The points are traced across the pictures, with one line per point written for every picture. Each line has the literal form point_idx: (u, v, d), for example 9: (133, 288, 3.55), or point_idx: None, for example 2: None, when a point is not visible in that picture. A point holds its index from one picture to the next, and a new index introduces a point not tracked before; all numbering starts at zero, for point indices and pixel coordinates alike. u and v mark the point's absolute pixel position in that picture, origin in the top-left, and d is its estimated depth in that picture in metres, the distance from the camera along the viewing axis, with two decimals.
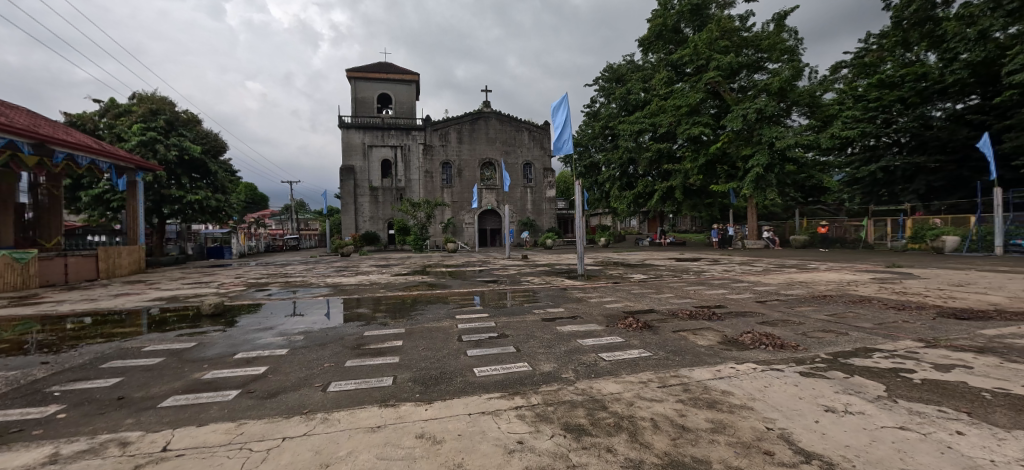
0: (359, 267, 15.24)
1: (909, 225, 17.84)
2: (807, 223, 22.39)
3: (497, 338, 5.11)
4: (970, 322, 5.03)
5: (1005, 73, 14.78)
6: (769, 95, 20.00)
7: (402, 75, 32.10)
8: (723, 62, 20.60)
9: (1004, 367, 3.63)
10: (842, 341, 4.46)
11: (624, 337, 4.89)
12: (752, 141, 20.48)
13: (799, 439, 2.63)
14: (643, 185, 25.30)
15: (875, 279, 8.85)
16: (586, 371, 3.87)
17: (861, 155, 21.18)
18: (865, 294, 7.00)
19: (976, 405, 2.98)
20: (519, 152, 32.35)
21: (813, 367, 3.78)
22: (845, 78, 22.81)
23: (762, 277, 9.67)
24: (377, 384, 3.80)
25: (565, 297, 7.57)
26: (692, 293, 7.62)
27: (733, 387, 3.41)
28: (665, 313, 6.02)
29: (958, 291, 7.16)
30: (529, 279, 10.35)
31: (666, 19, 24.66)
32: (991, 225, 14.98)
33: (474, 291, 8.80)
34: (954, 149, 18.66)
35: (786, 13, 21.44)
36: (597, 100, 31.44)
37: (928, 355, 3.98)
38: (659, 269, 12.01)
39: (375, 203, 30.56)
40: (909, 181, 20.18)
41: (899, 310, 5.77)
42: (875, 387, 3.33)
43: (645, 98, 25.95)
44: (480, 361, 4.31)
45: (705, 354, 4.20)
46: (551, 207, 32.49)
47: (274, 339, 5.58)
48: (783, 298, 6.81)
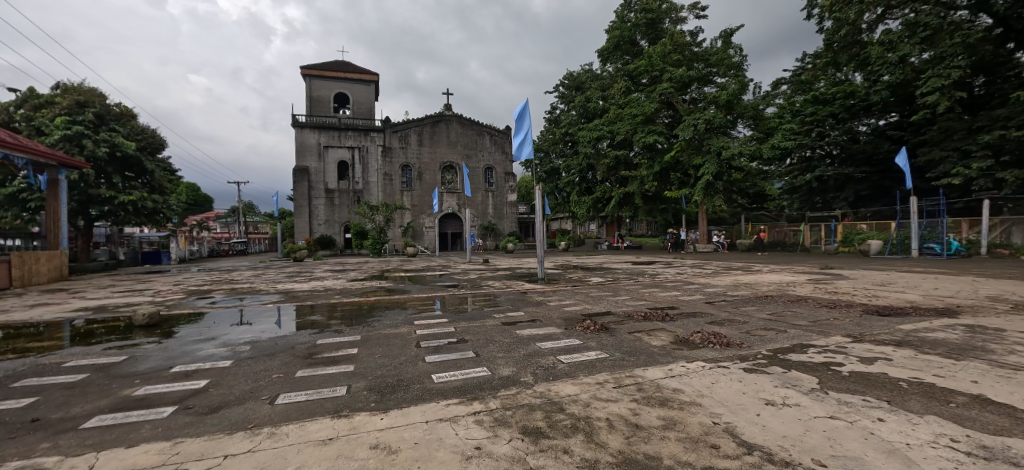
0: (313, 273, 14.63)
1: (840, 230, 19.44)
2: (751, 228, 24.07)
3: (456, 344, 5.04)
4: (890, 318, 5.55)
5: (920, 94, 16.41)
6: (718, 107, 21.20)
7: (361, 74, 31.29)
8: (675, 75, 21.69)
9: (918, 358, 4.01)
10: (781, 338, 4.77)
11: (582, 339, 4.98)
12: (703, 150, 21.59)
13: (742, 431, 2.77)
14: (601, 190, 26.01)
15: (810, 280, 9.56)
16: (544, 374, 3.90)
17: (798, 165, 22.82)
18: (802, 294, 7.54)
19: (895, 394, 3.28)
20: (480, 156, 32.33)
21: (756, 364, 4.01)
22: (784, 94, 24.56)
23: (711, 279, 10.18)
24: (329, 395, 3.63)
25: (525, 301, 7.61)
26: (647, 295, 7.89)
27: (683, 384, 3.55)
28: (620, 315, 6.19)
29: (881, 290, 7.88)
30: (490, 283, 10.33)
31: (623, 31, 25.76)
32: (908, 231, 16.59)
33: (434, 295, 8.68)
34: (877, 161, 20.57)
35: (732, 31, 22.81)
36: (558, 107, 32.06)
37: (855, 349, 4.33)
38: (616, 272, 12.37)
39: (331, 206, 29.50)
40: (839, 190, 22.02)
41: (831, 308, 6.26)
42: (809, 380, 3.59)
43: (603, 107, 26.74)
44: (438, 367, 4.23)
45: (658, 354, 4.35)
46: (512, 211, 32.69)
47: (217, 350, 5.22)
48: (730, 299, 7.22)
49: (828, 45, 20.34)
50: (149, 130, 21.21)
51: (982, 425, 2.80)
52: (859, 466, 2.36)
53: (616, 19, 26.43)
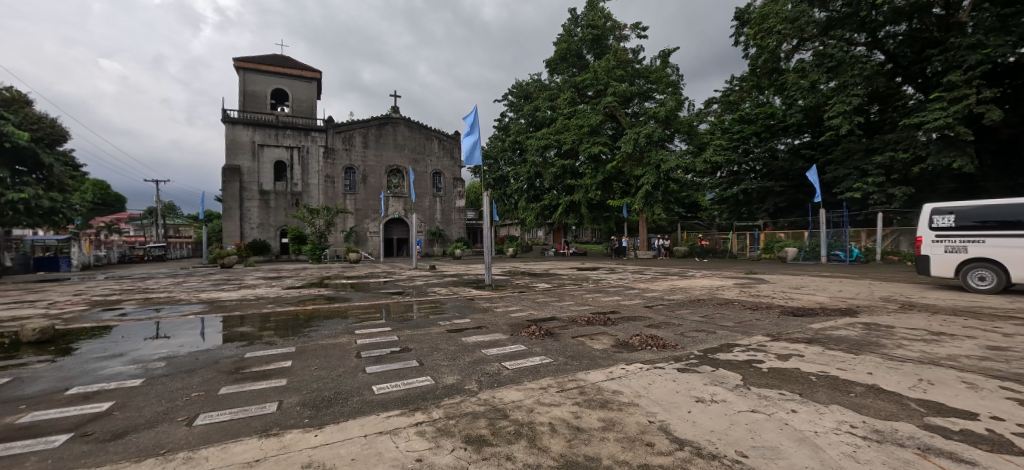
0: (244, 280, 13.56)
1: (762, 238, 21.30)
2: (687, 236, 25.70)
3: (399, 353, 4.88)
4: (802, 318, 6.17)
5: (828, 117, 18.29)
6: (657, 122, 22.51)
7: (301, 71, 29.76)
8: (618, 90, 22.79)
9: (825, 354, 4.48)
10: (711, 339, 5.11)
11: (527, 345, 5.01)
12: (642, 162, 22.75)
13: (674, 428, 2.93)
14: (549, 198, 26.60)
15: (736, 284, 10.37)
16: (489, 381, 3.88)
17: (727, 178, 24.81)
18: (729, 297, 8.18)
19: (806, 387, 3.62)
20: (429, 161, 31.85)
21: (688, 364, 4.26)
22: (715, 112, 26.61)
23: (650, 284, 10.73)
24: (257, 412, 3.35)
25: (472, 307, 7.54)
26: (591, 300, 8.16)
27: (622, 386, 3.69)
28: (565, 320, 6.31)
29: (796, 292, 8.72)
30: (436, 290, 10.16)
31: (570, 44, 26.93)
32: (818, 239, 18.58)
33: (377, 303, 8.35)
34: (794, 177, 22.84)
35: (669, 51, 24.41)
36: (507, 115, 32.49)
37: (774, 347, 4.74)
38: (562, 278, 12.67)
39: (265, 209, 27.60)
40: (761, 202, 24.17)
41: (754, 309, 6.83)
42: (734, 377, 3.87)
43: (551, 116, 27.47)
44: (379, 378, 4.07)
45: (600, 357, 4.49)
46: (461, 217, 32.45)
47: (126, 368, 4.65)
48: (667, 302, 7.64)
49: (751, 70, 22.26)
50: (47, 119, 18.67)
51: (874, 411, 3.17)
52: (776, 454, 2.57)
53: (563, 33, 27.58)
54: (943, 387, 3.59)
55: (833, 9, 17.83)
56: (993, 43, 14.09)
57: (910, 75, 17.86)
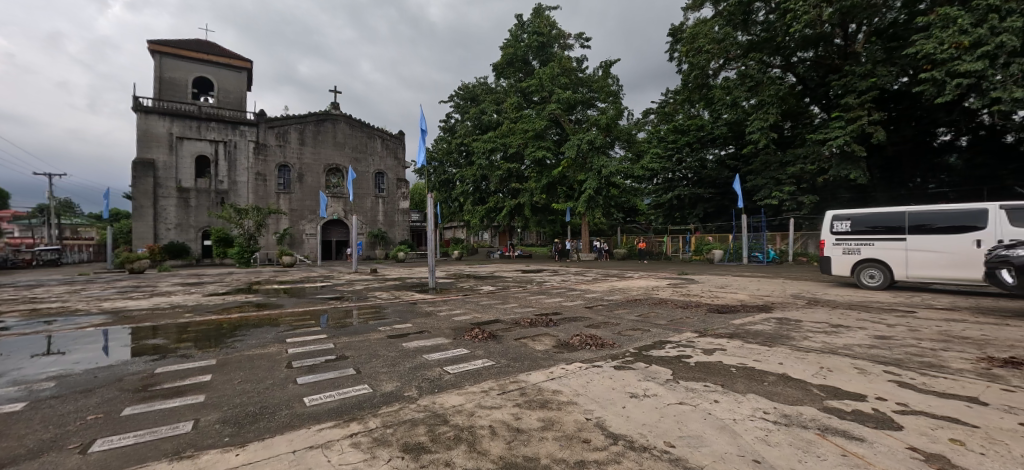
0: (159, 287, 12.25)
1: (693, 241, 22.87)
2: (626, 239, 26.92)
3: (334, 361, 4.64)
4: (725, 314, 6.70)
5: (749, 130, 20.06)
6: (598, 129, 23.47)
7: (229, 59, 27.53)
8: (562, 97, 23.52)
9: (744, 347, 4.89)
10: (645, 337, 5.38)
11: (469, 348, 4.98)
12: (585, 168, 23.50)
13: (609, 424, 3.04)
14: (494, 201, 26.69)
15: (669, 284, 11.08)
16: (429, 387, 3.80)
17: (662, 185, 26.43)
18: (662, 296, 8.70)
19: (727, 378, 3.93)
20: (371, 160, 30.69)
21: (624, 361, 4.45)
22: (651, 122, 28.25)
23: (590, 285, 11.13)
24: (168, 434, 3.02)
25: (414, 312, 7.36)
26: (534, 301, 8.29)
27: (562, 385, 3.78)
28: (508, 322, 6.36)
29: (721, 291, 9.48)
30: (377, 294, 9.81)
31: (517, 49, 27.40)
32: (740, 242, 20.34)
33: (312, 309, 7.90)
34: (721, 185, 24.74)
35: (611, 63, 25.58)
36: (453, 117, 32.28)
37: (700, 343, 5.09)
38: (506, 281, 12.77)
39: (184, 208, 25.16)
40: (692, 207, 25.96)
41: (684, 308, 7.32)
42: (665, 372, 4.11)
43: (497, 120, 27.74)
44: (311, 388, 3.84)
45: (541, 358, 4.57)
46: (404, 219, 31.66)
47: (2, 391, 4.00)
48: (606, 303, 7.96)
49: (683, 84, 23.86)
50: None
51: (784, 397, 3.51)
52: (699, 443, 2.76)
53: (510, 38, 28.03)
54: (840, 373, 4.05)
55: (753, 33, 19.68)
56: (880, 73, 16.22)
57: (817, 97, 20.12)
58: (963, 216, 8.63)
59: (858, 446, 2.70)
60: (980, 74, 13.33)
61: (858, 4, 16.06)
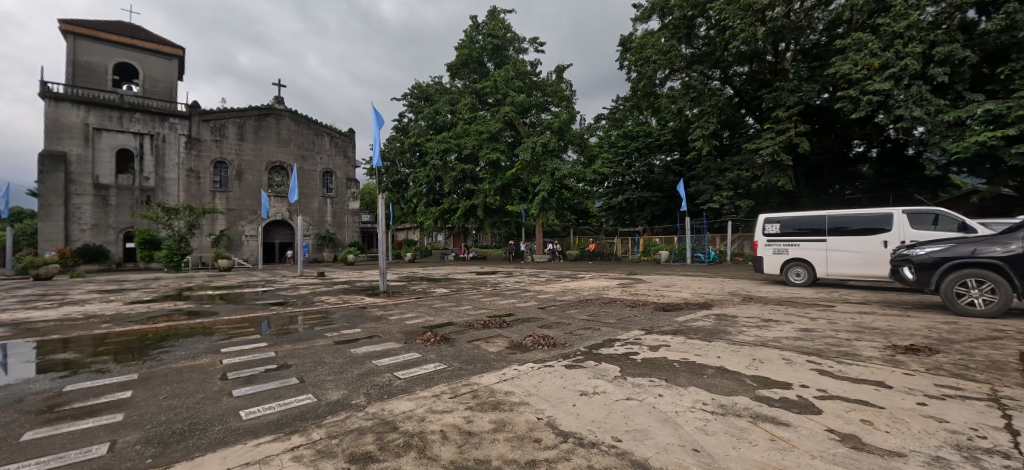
0: (70, 295, 10.96)
1: (641, 243, 23.85)
2: (579, 241, 27.59)
3: (275, 371, 4.38)
4: (670, 312, 7.05)
5: (692, 137, 21.27)
6: (552, 132, 23.95)
7: (156, 45, 25.27)
8: (516, 100, 23.86)
9: (686, 343, 5.17)
10: (595, 336, 5.54)
11: (421, 352, 4.88)
12: (539, 170, 23.86)
13: (559, 422, 3.11)
14: (448, 202, 26.37)
15: (619, 284, 11.52)
16: (379, 393, 3.68)
17: (613, 189, 27.40)
18: (612, 296, 9.00)
19: (671, 373, 4.13)
20: (318, 158, 29.31)
21: (575, 360, 4.56)
22: (602, 127, 29.24)
23: (543, 286, 11.30)
24: (77, 459, 2.70)
25: (364, 316, 7.12)
26: (488, 303, 8.30)
27: (513, 386, 3.80)
28: (461, 324, 6.31)
29: (666, 290, 9.96)
30: (324, 299, 9.38)
31: (471, 51, 27.42)
32: (683, 244, 21.51)
33: (252, 316, 7.41)
34: (667, 189, 25.98)
35: (563, 68, 26.19)
36: (407, 116, 31.62)
37: (647, 339, 5.32)
38: (460, 283, 12.68)
39: (103, 207, 22.77)
40: (640, 210, 27.10)
41: (632, 306, 7.62)
42: (614, 369, 4.25)
43: (451, 120, 27.51)
44: (248, 401, 3.60)
45: (494, 360, 4.57)
46: (354, 220, 30.51)
47: None
48: (558, 304, 8.12)
49: (632, 92, 24.91)
50: None
51: (721, 388, 3.75)
52: (644, 436, 2.88)
53: (465, 39, 27.98)
54: (769, 364, 4.39)
55: (696, 46, 20.91)
56: (804, 89, 17.86)
57: (751, 108, 21.71)
58: (873, 219, 9.64)
59: (783, 430, 2.94)
60: (886, 93, 14.99)
61: (786, 25, 17.54)
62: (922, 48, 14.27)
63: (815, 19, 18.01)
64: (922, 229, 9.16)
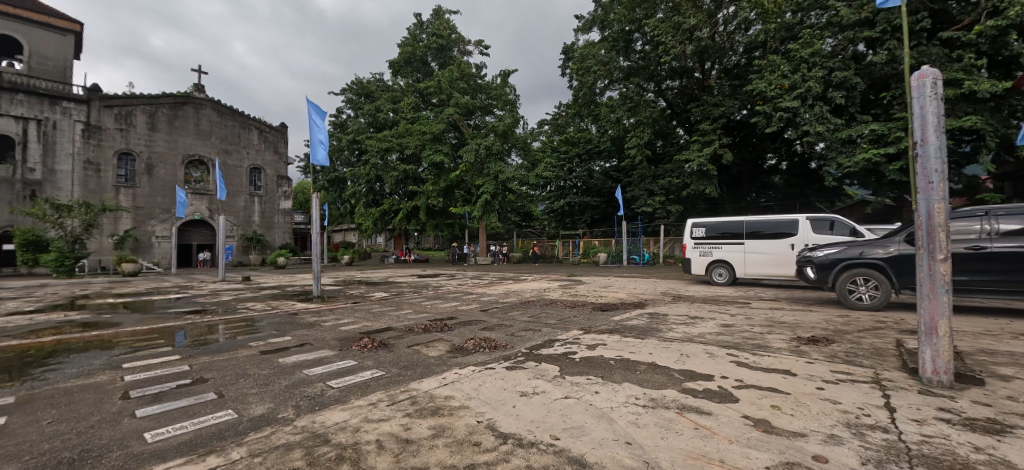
0: None
1: (581, 245, 24.70)
2: (522, 244, 27.94)
3: (190, 386, 3.98)
4: (607, 312, 7.37)
5: (629, 144, 22.44)
6: (496, 135, 24.15)
7: (47, 17, 22.06)
8: (460, 101, 23.75)
9: (621, 341, 5.43)
10: (535, 336, 5.65)
11: (357, 359, 4.69)
12: (483, 173, 23.94)
13: (499, 424, 3.12)
14: (389, 203, 25.60)
15: (560, 285, 11.87)
16: (309, 405, 3.47)
17: (555, 193, 28.17)
18: (552, 297, 9.23)
19: (607, 371, 4.31)
20: (244, 153, 27.09)
21: (516, 361, 4.61)
22: (545, 132, 29.97)
23: (485, 289, 11.32)
24: None
25: (295, 323, 6.69)
26: (429, 307, 8.15)
27: (454, 391, 3.76)
28: (401, 329, 6.14)
29: (604, 291, 10.41)
30: (250, 305, 8.69)
31: (415, 49, 26.87)
32: (619, 246, 22.57)
33: (165, 325, 6.69)
34: (605, 193, 27.14)
35: (508, 73, 26.52)
36: (346, 112, 30.27)
37: (585, 339, 5.51)
38: (401, 286, 12.35)
39: None
40: (580, 213, 28.12)
41: (572, 307, 7.86)
42: (553, 369, 4.37)
43: (393, 119, 26.79)
44: (155, 421, 3.22)
45: (434, 365, 4.50)
46: (286, 220, 28.59)
47: None
48: (501, 305, 8.17)
49: (573, 100, 25.80)
50: None
51: (652, 383, 3.98)
52: (580, 433, 2.98)
53: (408, 36, 27.40)
54: (695, 358, 4.74)
55: (633, 59, 22.11)
56: (726, 104, 19.61)
57: (682, 120, 23.36)
58: (782, 225, 10.76)
59: (706, 419, 3.18)
60: (793, 111, 16.81)
61: (711, 45, 19.17)
62: (823, 73, 16.19)
63: (736, 42, 19.79)
64: (822, 233, 10.35)
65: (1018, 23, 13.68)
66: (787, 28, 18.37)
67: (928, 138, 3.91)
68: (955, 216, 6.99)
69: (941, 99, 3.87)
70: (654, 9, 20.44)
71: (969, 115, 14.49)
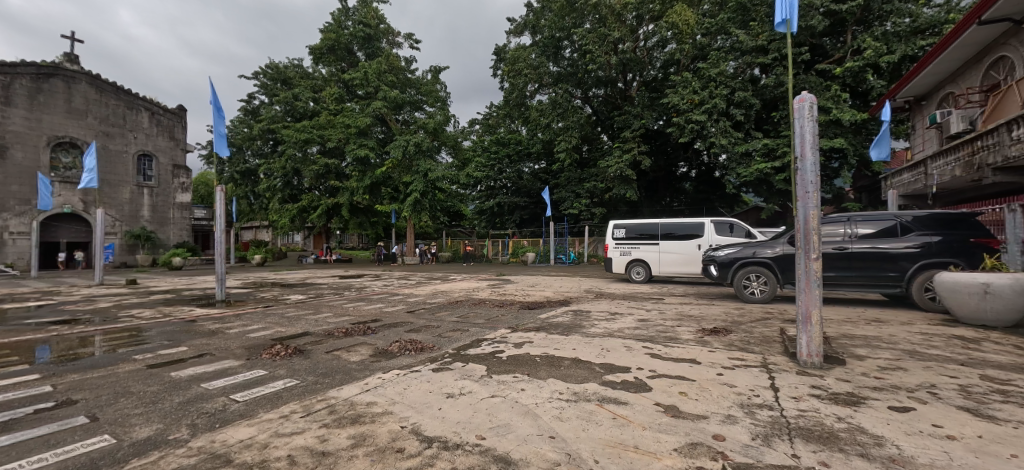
0: None
1: (511, 245, 25.02)
2: (451, 243, 27.63)
3: (51, 410, 3.36)
4: (534, 310, 7.56)
5: (558, 148, 23.24)
6: (425, 132, 23.57)
7: None
8: (388, 95, 22.84)
9: (547, 338, 5.61)
10: (463, 337, 5.63)
11: (268, 368, 4.31)
12: (411, 170, 23.24)
13: (424, 428, 3.06)
14: (307, 199, 23.88)
15: (489, 284, 11.94)
16: (208, 423, 3.12)
17: (485, 193, 28.58)
18: (481, 297, 9.24)
19: (533, 368, 4.43)
20: (131, 137, 23.52)
21: (442, 363, 4.55)
22: (476, 131, 29.93)
23: (412, 289, 11.02)
24: None
25: (193, 331, 5.97)
26: (351, 309, 7.73)
27: (377, 396, 3.62)
28: (319, 334, 5.77)
29: (532, 290, 10.67)
30: (134, 312, 7.58)
31: (339, 36, 25.36)
32: (547, 246, 23.22)
33: (18, 339, 5.59)
34: (534, 195, 27.80)
35: (440, 69, 26.05)
36: (259, 98, 27.76)
37: (513, 338, 5.60)
38: (319, 288, 11.59)
39: None
40: (510, 213, 28.56)
41: (500, 307, 7.94)
42: (480, 368, 4.38)
43: (314, 109, 25.06)
44: (2, 456, 2.68)
45: (355, 370, 4.28)
46: (183, 215, 25.36)
47: None
48: (428, 306, 8.01)
49: (505, 101, 26.10)
50: None
51: (575, 378, 4.17)
52: (506, 431, 3.02)
53: (332, 22, 25.76)
54: (615, 352, 5.02)
55: (562, 65, 22.86)
56: (645, 115, 21.12)
57: (606, 126, 24.71)
58: (691, 227, 11.84)
59: (623, 409, 3.40)
60: (702, 124, 18.57)
61: (632, 58, 20.51)
62: (726, 92, 18.09)
63: (655, 57, 21.34)
64: (723, 235, 11.54)
65: (873, 61, 16.43)
66: (699, 49, 20.16)
67: (805, 154, 4.55)
68: (826, 221, 8.23)
69: (816, 121, 4.53)
70: (582, 19, 21.39)
71: (837, 137, 17.13)
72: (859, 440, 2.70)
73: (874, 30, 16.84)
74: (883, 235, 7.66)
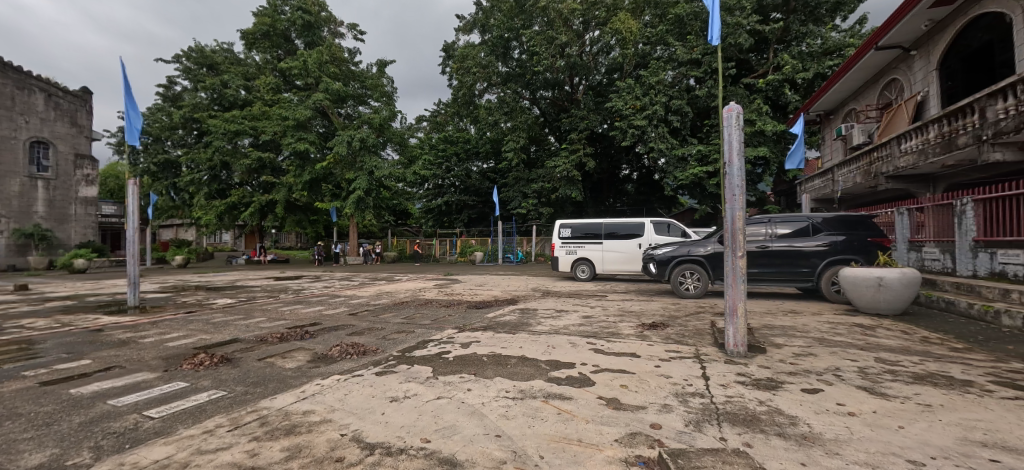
0: None
1: (459, 244, 24.83)
2: (397, 243, 26.96)
3: None
4: (482, 310, 7.56)
5: (506, 148, 23.44)
6: (370, 128, 22.69)
7: None
8: (331, 87, 21.75)
9: (494, 337, 5.64)
10: (409, 338, 5.51)
11: (190, 380, 3.96)
12: (355, 166, 22.31)
13: (366, 434, 2.97)
14: (237, 195, 22.21)
15: (436, 284, 11.77)
16: (117, 443, 2.81)
17: (432, 191, 28.34)
18: (427, 297, 9.09)
19: (480, 367, 4.43)
20: (21, 122, 20.48)
21: (387, 366, 4.42)
22: (424, 128, 29.37)
23: (355, 290, 10.63)
24: None
25: (99, 341, 5.35)
26: (288, 313, 7.31)
27: (315, 404, 3.45)
28: (250, 340, 5.39)
29: (479, 289, 10.67)
30: (23, 322, 6.62)
31: (275, 22, 23.73)
32: (495, 245, 23.28)
33: None
34: (483, 194, 27.85)
35: (386, 63, 25.22)
36: (181, 84, 25.50)
37: (460, 337, 5.57)
38: (251, 290, 10.81)
39: None
40: (458, 213, 28.41)
41: (447, 307, 7.86)
42: (426, 370, 4.31)
43: (245, 99, 23.40)
44: None
45: (291, 377, 4.06)
46: (89, 212, 22.58)
47: None
48: (372, 308, 7.75)
49: (453, 99, 25.79)
50: None
51: (522, 375, 4.23)
52: (452, 432, 3.01)
53: (267, 5, 24.00)
54: (560, 349, 5.15)
55: (511, 66, 22.98)
56: (591, 118, 21.90)
57: (553, 128, 25.28)
58: (632, 226, 12.40)
59: (567, 404, 3.50)
60: (643, 128, 19.55)
61: (579, 63, 21.10)
62: (665, 99, 19.19)
63: (600, 62, 22.09)
64: (661, 234, 12.22)
65: (790, 77, 18.15)
66: (640, 57, 21.16)
67: (732, 160, 4.94)
68: (750, 222, 8.98)
69: (741, 130, 4.93)
70: (531, 20, 21.70)
71: (761, 145, 18.73)
72: (776, 422, 2.99)
73: (792, 49, 18.57)
74: (798, 235, 8.49)
